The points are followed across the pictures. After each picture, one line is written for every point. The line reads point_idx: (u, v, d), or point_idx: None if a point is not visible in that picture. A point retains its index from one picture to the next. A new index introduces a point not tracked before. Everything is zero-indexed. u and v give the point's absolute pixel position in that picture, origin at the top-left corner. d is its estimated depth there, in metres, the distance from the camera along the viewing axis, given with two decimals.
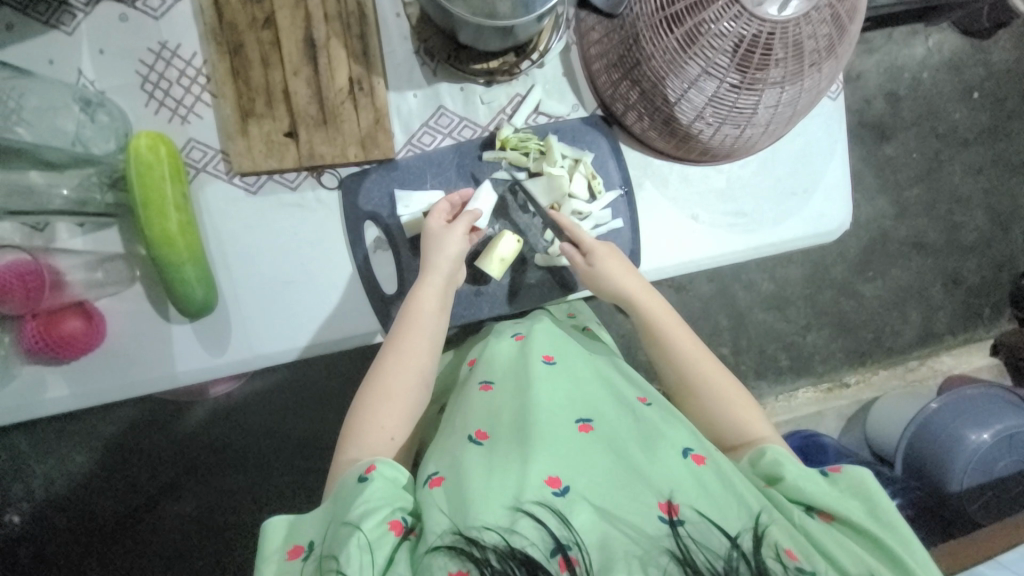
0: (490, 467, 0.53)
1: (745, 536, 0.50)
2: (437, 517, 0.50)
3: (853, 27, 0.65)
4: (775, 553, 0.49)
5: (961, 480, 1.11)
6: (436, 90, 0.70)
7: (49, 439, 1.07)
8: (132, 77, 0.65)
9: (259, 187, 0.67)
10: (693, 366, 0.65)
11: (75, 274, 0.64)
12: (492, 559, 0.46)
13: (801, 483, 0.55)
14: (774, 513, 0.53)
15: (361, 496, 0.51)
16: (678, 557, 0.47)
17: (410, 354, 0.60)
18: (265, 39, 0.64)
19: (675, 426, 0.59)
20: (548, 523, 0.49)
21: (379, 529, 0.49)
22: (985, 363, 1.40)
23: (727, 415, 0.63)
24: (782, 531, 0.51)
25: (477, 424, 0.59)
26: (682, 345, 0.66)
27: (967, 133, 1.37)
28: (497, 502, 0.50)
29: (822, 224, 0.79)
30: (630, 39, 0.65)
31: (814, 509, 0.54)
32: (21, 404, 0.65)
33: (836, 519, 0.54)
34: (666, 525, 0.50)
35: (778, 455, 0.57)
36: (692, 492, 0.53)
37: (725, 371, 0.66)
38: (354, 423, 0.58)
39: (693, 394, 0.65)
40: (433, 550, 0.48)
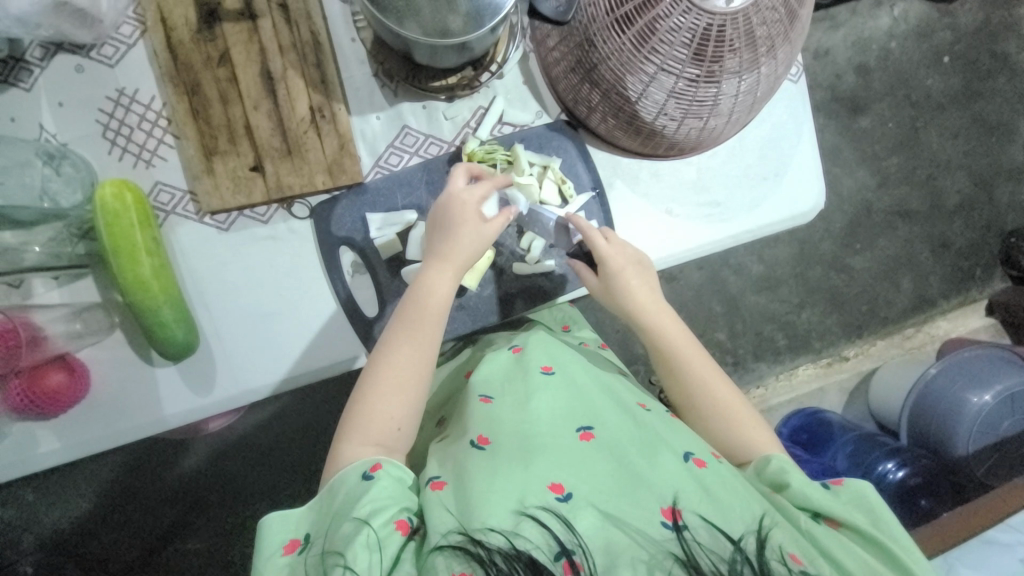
0: (495, 474, 0.52)
1: (749, 539, 0.50)
2: (441, 516, 0.49)
3: (804, 11, 0.65)
4: (779, 557, 0.49)
5: (967, 446, 1.10)
6: (398, 110, 0.70)
7: (54, 489, 1.06)
8: (94, 126, 0.65)
9: (231, 224, 0.68)
10: (699, 386, 0.64)
11: (55, 327, 0.63)
12: (497, 559, 0.46)
13: (807, 489, 0.55)
14: (779, 518, 0.53)
15: (367, 495, 0.50)
16: (681, 560, 0.48)
17: (410, 344, 0.59)
18: (222, 76, 0.64)
19: (676, 430, 0.59)
20: (551, 527, 0.49)
21: (387, 529, 0.48)
22: (981, 324, 1.40)
23: (734, 434, 0.62)
24: (786, 536, 0.51)
25: (478, 429, 0.58)
26: (689, 366, 0.65)
27: (940, 98, 1.37)
28: (502, 506, 0.50)
29: (798, 206, 0.80)
30: (585, 42, 0.65)
31: (821, 516, 0.55)
32: (13, 461, 0.65)
33: (843, 525, 0.54)
34: (670, 530, 0.50)
35: (783, 465, 0.58)
36: (694, 496, 0.52)
37: (733, 389, 0.65)
38: (354, 416, 0.57)
39: (698, 412, 0.64)
40: (437, 550, 0.47)
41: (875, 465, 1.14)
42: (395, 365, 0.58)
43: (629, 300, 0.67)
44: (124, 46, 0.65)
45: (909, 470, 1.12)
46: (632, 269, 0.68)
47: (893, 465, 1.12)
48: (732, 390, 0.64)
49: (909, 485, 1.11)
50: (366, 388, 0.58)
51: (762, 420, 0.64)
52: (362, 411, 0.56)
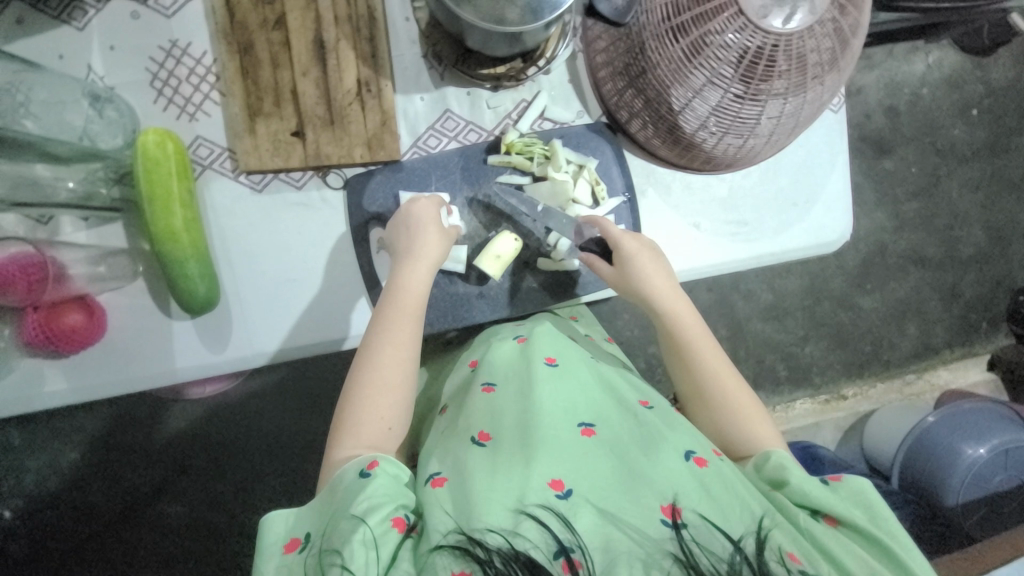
0: (494, 470, 0.53)
1: (748, 540, 0.50)
2: (440, 516, 0.50)
3: (855, 42, 0.66)
4: (778, 557, 0.49)
5: (958, 496, 1.11)
6: (443, 94, 0.71)
7: (44, 435, 1.06)
8: (142, 74, 0.65)
9: (265, 186, 0.68)
10: (710, 379, 0.64)
11: (79, 268, 0.64)
12: (496, 559, 0.46)
13: (806, 485, 0.55)
14: (779, 518, 0.53)
15: (363, 492, 0.50)
16: (682, 561, 0.47)
17: (396, 350, 0.59)
18: (276, 39, 0.64)
19: (677, 428, 0.58)
20: (550, 526, 0.49)
21: (383, 526, 0.48)
22: (982, 378, 1.40)
23: (743, 429, 0.62)
24: (784, 535, 0.51)
25: (479, 425, 0.59)
26: (703, 358, 0.65)
27: (966, 149, 1.38)
28: (501, 504, 0.50)
29: (822, 234, 0.80)
30: (636, 48, 0.65)
31: (819, 513, 0.54)
32: (19, 396, 0.65)
33: (841, 523, 0.53)
34: (670, 528, 0.50)
35: (782, 460, 0.57)
36: (694, 494, 0.52)
37: (743, 385, 0.64)
38: (345, 419, 0.57)
39: (709, 405, 0.64)
40: (437, 549, 0.47)
41: None
42: (380, 372, 0.58)
43: (644, 285, 0.66)
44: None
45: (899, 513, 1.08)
46: (643, 250, 0.67)
47: None
48: (742, 387, 0.64)
49: None
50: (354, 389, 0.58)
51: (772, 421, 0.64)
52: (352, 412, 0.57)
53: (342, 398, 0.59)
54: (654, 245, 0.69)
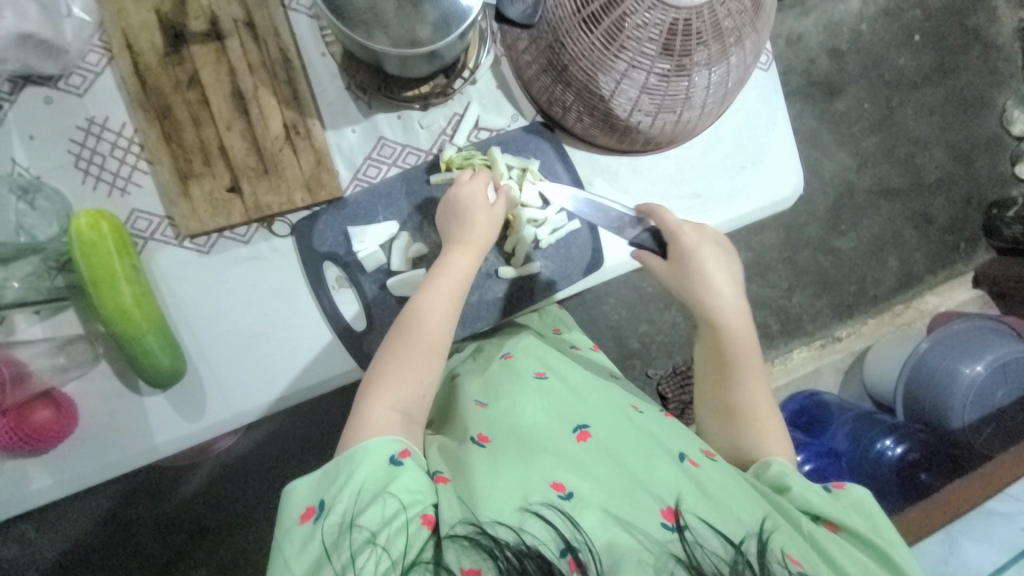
0: (496, 469, 0.52)
1: (749, 542, 0.50)
2: (450, 508, 0.49)
3: (768, 0, 0.66)
4: (781, 560, 0.50)
5: (962, 417, 1.10)
6: (373, 122, 0.70)
7: (51, 525, 1.04)
8: (66, 157, 0.64)
9: (211, 247, 0.67)
10: (742, 393, 0.65)
11: (39, 362, 0.63)
12: (507, 552, 0.46)
13: (806, 492, 0.56)
14: (780, 521, 0.54)
15: (396, 480, 0.50)
16: (685, 561, 0.48)
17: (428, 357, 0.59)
18: (193, 98, 0.64)
19: (676, 433, 0.61)
20: (557, 524, 0.49)
21: (417, 523, 0.48)
22: (969, 296, 1.42)
23: (759, 445, 0.62)
24: (786, 538, 0.52)
25: (478, 428, 0.59)
26: (745, 374, 0.65)
27: (914, 76, 1.39)
28: (505, 502, 0.50)
29: (777, 192, 0.80)
30: (555, 44, 0.65)
31: (820, 518, 0.55)
32: (4, 501, 0.64)
33: (842, 528, 0.55)
34: (672, 531, 0.50)
35: (783, 469, 0.58)
36: (694, 496, 0.53)
37: (772, 407, 0.65)
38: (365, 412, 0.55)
39: (734, 418, 0.64)
40: (450, 540, 0.47)
41: (875, 444, 1.15)
42: (407, 377, 0.57)
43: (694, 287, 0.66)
44: (92, 75, 0.64)
45: (906, 446, 1.14)
46: (706, 245, 0.67)
47: (892, 442, 1.14)
48: (771, 410, 0.64)
49: (908, 461, 1.14)
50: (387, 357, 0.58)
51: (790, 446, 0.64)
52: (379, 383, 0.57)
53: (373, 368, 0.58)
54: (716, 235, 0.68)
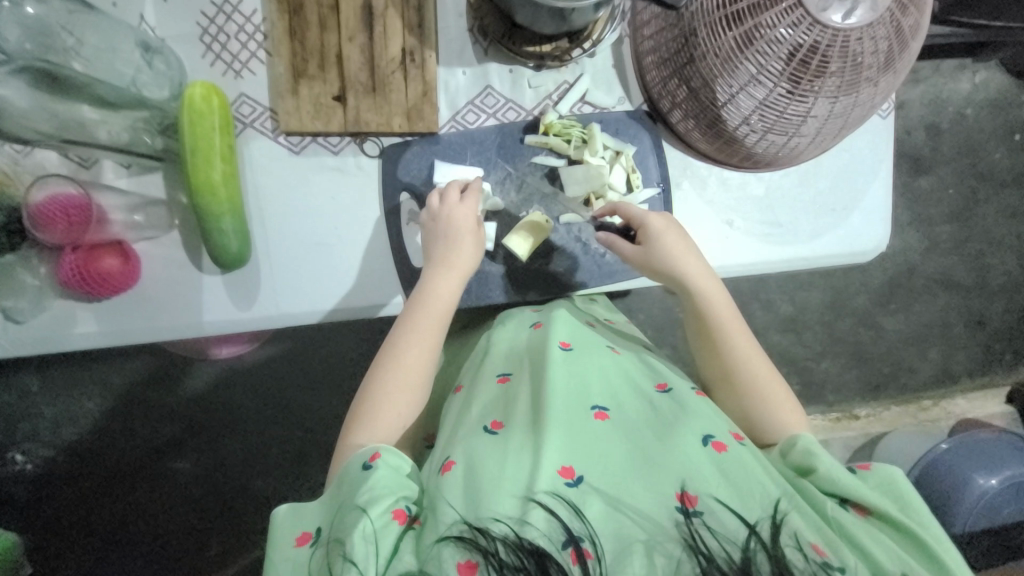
0: (504, 456, 0.53)
1: (763, 525, 0.49)
2: (447, 508, 0.50)
3: (914, 44, 0.64)
4: (796, 544, 0.47)
5: (964, 523, 1.08)
6: (485, 70, 0.70)
7: (62, 383, 1.09)
8: (192, 27, 0.66)
9: (302, 148, 0.68)
10: (738, 362, 0.63)
11: (117, 214, 0.65)
12: (501, 548, 0.46)
13: (831, 472, 0.53)
14: (797, 502, 0.51)
15: (366, 483, 0.51)
16: (690, 545, 0.47)
17: (421, 331, 0.61)
18: (325, 2, 0.65)
19: (694, 413, 0.58)
20: (558, 513, 0.48)
21: (384, 518, 0.49)
22: (999, 411, 1.36)
23: (767, 412, 0.62)
24: (804, 522, 0.50)
25: (492, 414, 0.59)
26: (733, 339, 0.64)
27: (1006, 175, 1.34)
28: (506, 492, 0.50)
29: (857, 244, 0.78)
30: (685, 36, 0.64)
31: (848, 502, 0.53)
32: (49, 335, 0.67)
33: (872, 512, 0.51)
34: (681, 514, 0.49)
35: (809, 446, 0.56)
36: (709, 480, 0.51)
37: (772, 369, 0.64)
38: (364, 408, 0.58)
39: (737, 389, 0.63)
40: (442, 541, 0.47)
41: None
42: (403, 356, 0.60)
43: (669, 268, 0.65)
44: None
45: None
46: (671, 237, 0.65)
47: None
48: (773, 375, 0.63)
49: None
50: (371, 393, 0.58)
51: (799, 404, 0.63)
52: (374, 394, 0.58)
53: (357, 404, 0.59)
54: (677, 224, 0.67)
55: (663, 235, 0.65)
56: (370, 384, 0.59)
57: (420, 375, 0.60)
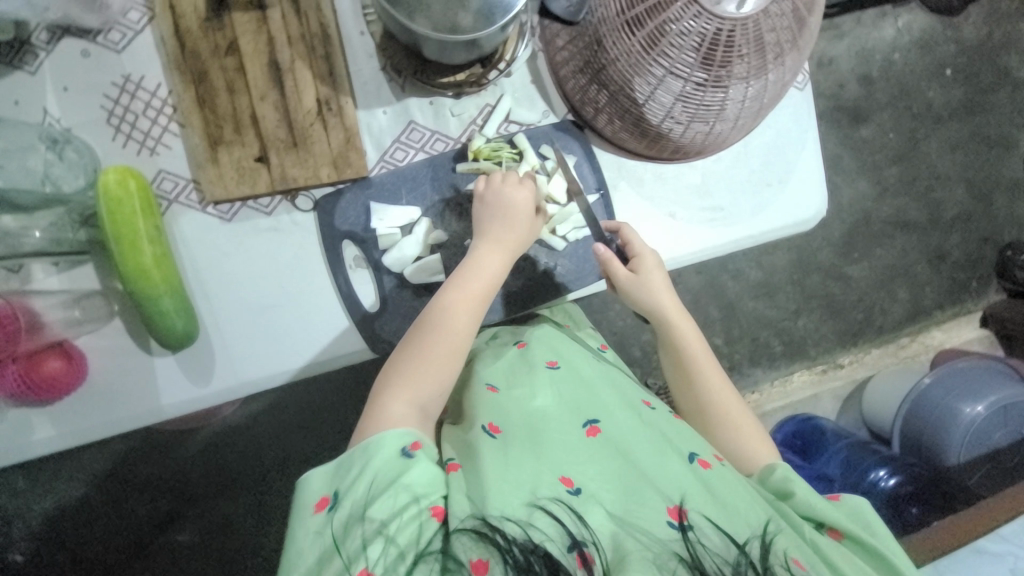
0: (506, 461, 0.52)
1: (753, 544, 0.50)
2: (461, 501, 0.49)
3: (813, 19, 0.66)
4: (783, 563, 0.49)
5: (958, 454, 1.11)
6: (405, 105, 0.70)
7: (45, 476, 1.05)
8: (98, 112, 0.65)
9: (233, 215, 0.67)
10: (713, 395, 0.65)
11: (53, 314, 0.63)
12: (514, 549, 0.45)
13: (811, 497, 0.56)
14: (783, 526, 0.54)
15: (406, 474, 0.48)
16: (687, 561, 0.47)
17: (455, 333, 0.59)
18: (230, 65, 0.64)
19: (682, 431, 0.60)
20: (564, 521, 0.48)
21: (425, 514, 0.47)
22: (974, 335, 1.41)
23: (742, 445, 0.63)
24: (789, 542, 0.52)
25: (489, 417, 0.59)
26: (710, 375, 0.66)
27: (941, 110, 1.38)
28: (514, 495, 0.49)
29: (798, 213, 0.80)
30: (594, 43, 0.65)
31: (824, 526, 0.56)
32: (7, 448, 0.65)
33: (846, 536, 0.55)
34: (676, 530, 0.49)
35: (787, 473, 0.58)
36: (700, 498, 0.52)
37: (744, 407, 0.66)
38: (385, 390, 0.55)
39: (710, 422, 0.65)
40: (456, 534, 0.46)
41: (868, 473, 1.12)
42: (433, 351, 0.58)
43: (648, 305, 0.67)
44: (131, 33, 0.64)
45: (900, 478, 1.11)
46: (660, 275, 0.68)
47: (886, 473, 1.11)
48: (746, 410, 0.65)
49: (901, 493, 1.10)
50: (407, 360, 0.57)
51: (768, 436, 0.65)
52: (398, 382, 0.56)
53: (392, 369, 0.57)
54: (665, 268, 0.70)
55: (649, 272, 0.67)
56: (395, 368, 0.57)
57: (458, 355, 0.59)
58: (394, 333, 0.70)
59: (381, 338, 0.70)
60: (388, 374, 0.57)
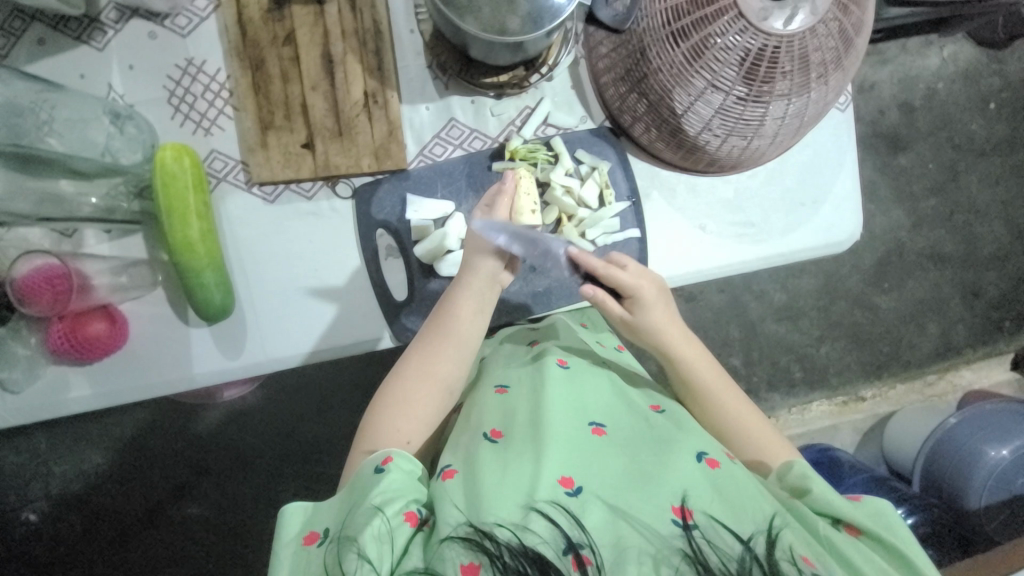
0: (505, 464, 0.53)
1: (758, 539, 0.49)
2: (450, 510, 0.50)
3: (860, 40, 0.65)
4: (790, 559, 0.49)
5: (981, 498, 1.07)
6: (447, 103, 0.72)
7: (70, 438, 1.10)
8: (160, 91, 0.68)
9: (276, 197, 0.70)
10: (727, 410, 0.65)
11: (101, 278, 0.67)
12: (505, 553, 0.46)
13: (829, 495, 0.55)
14: (791, 520, 0.53)
15: (377, 486, 0.51)
16: (690, 557, 0.47)
17: (436, 361, 0.62)
18: (286, 55, 0.67)
19: (690, 432, 0.59)
20: (560, 522, 0.49)
21: (397, 519, 0.50)
22: (1006, 378, 1.36)
23: (760, 453, 0.62)
24: (797, 538, 0.51)
25: (491, 423, 0.60)
26: (720, 391, 0.65)
27: (984, 144, 1.35)
28: (510, 499, 0.50)
29: (831, 235, 0.79)
30: (637, 53, 0.66)
31: (840, 522, 0.54)
32: (46, 403, 0.68)
33: (864, 532, 0.53)
34: (679, 527, 0.49)
35: (804, 470, 0.57)
36: (706, 496, 0.52)
37: (759, 418, 0.65)
38: (371, 424, 0.60)
39: (727, 435, 0.64)
40: (446, 541, 0.48)
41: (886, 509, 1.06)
42: (414, 382, 0.61)
43: (650, 331, 0.66)
44: (196, 18, 0.68)
45: (917, 518, 1.05)
46: (659, 299, 0.66)
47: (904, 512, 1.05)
48: (763, 420, 0.65)
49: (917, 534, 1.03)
50: (389, 394, 0.61)
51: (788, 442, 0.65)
52: (383, 414, 0.60)
53: (376, 400, 0.62)
54: (666, 288, 0.68)
55: (646, 301, 0.65)
56: (379, 402, 0.61)
57: (437, 388, 0.61)
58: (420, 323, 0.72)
59: (406, 327, 0.71)
60: (374, 408, 0.61)
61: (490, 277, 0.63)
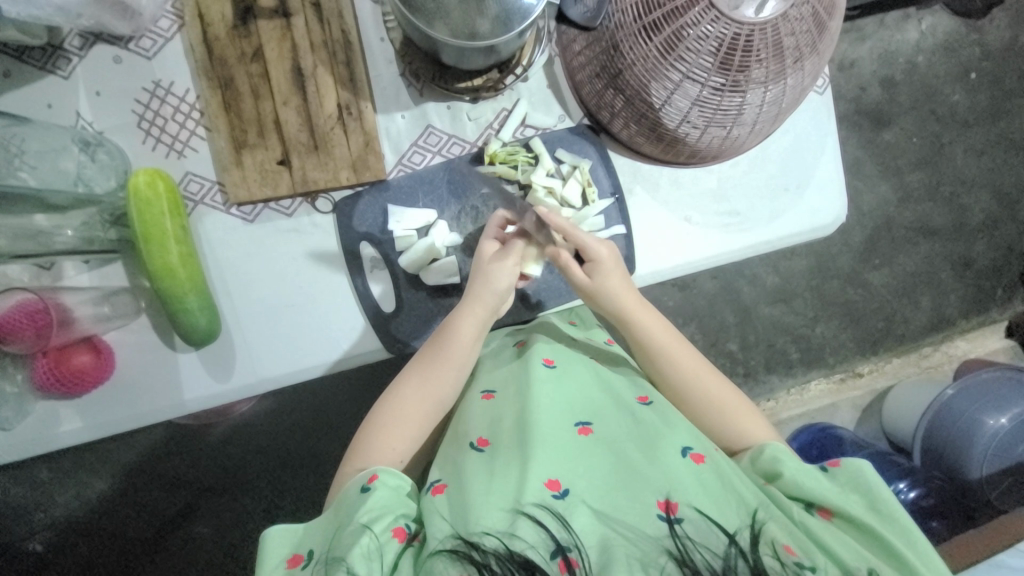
0: (491, 472, 0.53)
1: (743, 533, 0.50)
2: (438, 522, 0.50)
3: (833, 23, 0.65)
4: (772, 550, 0.49)
5: (981, 467, 1.09)
6: (423, 110, 0.72)
7: (68, 468, 1.09)
8: (129, 116, 0.67)
9: (256, 216, 0.69)
10: (697, 386, 0.64)
11: (83, 309, 0.65)
12: (491, 561, 0.46)
13: (799, 478, 0.55)
14: (772, 509, 0.53)
15: (363, 505, 0.51)
16: (676, 557, 0.47)
17: (435, 380, 0.62)
18: (255, 71, 0.66)
19: (676, 426, 0.59)
20: (547, 525, 0.48)
21: (385, 535, 0.50)
22: (1000, 346, 1.38)
23: (731, 428, 0.63)
24: (779, 529, 0.51)
25: (478, 430, 0.59)
26: (684, 368, 0.65)
27: (967, 114, 1.35)
28: (495, 507, 0.50)
29: (817, 218, 0.79)
30: (611, 48, 0.65)
31: (814, 506, 0.54)
32: (36, 438, 0.67)
33: (836, 514, 0.54)
34: (665, 524, 0.49)
35: (776, 454, 0.58)
36: (691, 490, 0.52)
37: (733, 388, 0.65)
38: (364, 442, 0.59)
39: (696, 411, 0.64)
40: (435, 554, 0.47)
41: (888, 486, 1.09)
42: (410, 400, 0.61)
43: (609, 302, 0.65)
44: (161, 39, 0.67)
45: (919, 491, 1.08)
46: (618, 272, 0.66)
47: (906, 486, 1.08)
48: (736, 394, 0.65)
49: (921, 506, 1.08)
50: (382, 411, 0.61)
51: (763, 417, 0.65)
52: (376, 432, 0.60)
53: (369, 417, 0.62)
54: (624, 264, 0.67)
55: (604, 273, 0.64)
56: (374, 419, 0.61)
57: (432, 408, 0.61)
58: (409, 333, 0.71)
59: (396, 339, 0.71)
60: (368, 425, 0.61)
61: (492, 310, 0.63)
